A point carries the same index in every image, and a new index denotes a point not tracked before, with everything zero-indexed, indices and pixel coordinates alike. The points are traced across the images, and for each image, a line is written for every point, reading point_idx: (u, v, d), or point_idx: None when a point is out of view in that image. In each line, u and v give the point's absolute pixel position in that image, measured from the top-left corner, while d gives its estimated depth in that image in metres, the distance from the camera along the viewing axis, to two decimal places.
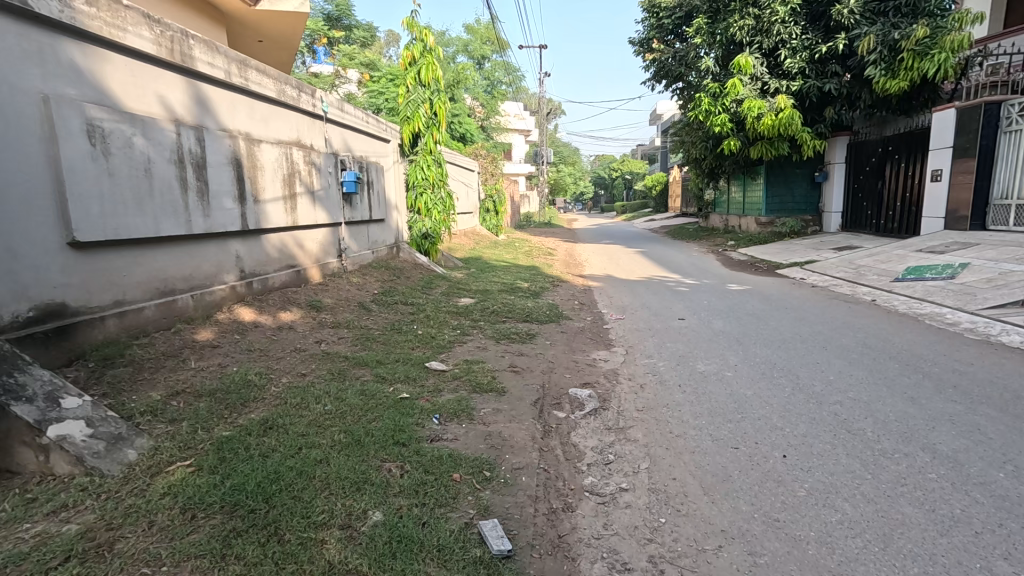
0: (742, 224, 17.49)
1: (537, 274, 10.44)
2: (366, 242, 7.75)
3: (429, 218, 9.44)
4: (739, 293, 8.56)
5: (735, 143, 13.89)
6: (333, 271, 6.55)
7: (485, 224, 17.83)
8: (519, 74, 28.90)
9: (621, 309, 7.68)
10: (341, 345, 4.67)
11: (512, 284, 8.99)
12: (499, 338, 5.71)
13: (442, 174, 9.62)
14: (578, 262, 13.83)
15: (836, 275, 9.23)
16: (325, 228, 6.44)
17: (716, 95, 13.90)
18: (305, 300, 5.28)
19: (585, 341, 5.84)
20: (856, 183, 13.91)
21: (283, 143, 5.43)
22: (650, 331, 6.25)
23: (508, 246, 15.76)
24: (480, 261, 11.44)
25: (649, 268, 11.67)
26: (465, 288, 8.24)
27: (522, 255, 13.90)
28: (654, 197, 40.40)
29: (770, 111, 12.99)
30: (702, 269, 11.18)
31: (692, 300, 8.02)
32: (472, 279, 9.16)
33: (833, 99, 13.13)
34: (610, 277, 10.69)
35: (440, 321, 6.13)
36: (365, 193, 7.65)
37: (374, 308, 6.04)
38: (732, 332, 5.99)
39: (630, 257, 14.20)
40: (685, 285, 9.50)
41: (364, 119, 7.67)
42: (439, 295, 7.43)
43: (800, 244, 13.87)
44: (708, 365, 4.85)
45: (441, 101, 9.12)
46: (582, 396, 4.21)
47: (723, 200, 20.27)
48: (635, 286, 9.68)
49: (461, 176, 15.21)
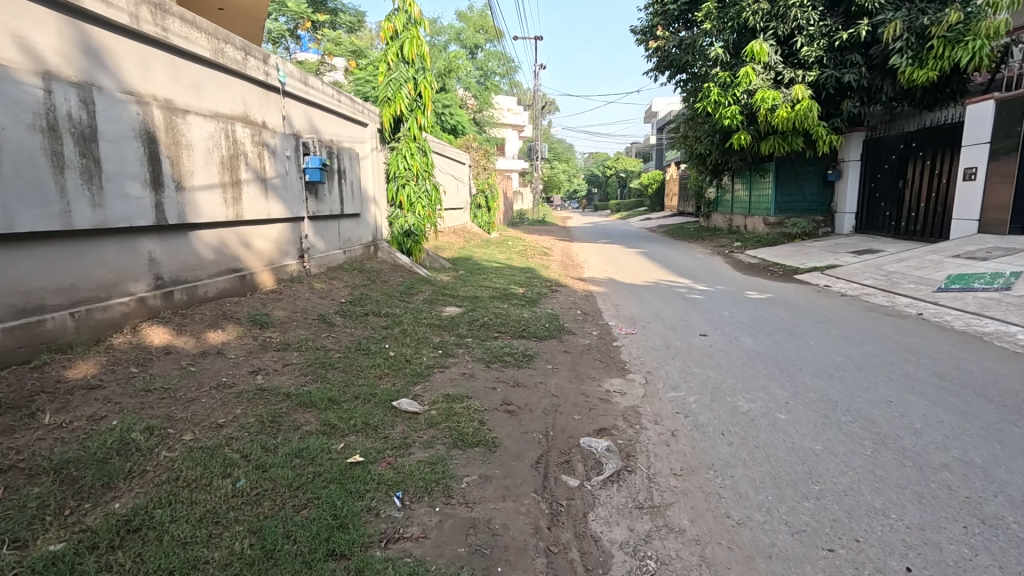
0: (747, 224, 16.58)
1: (532, 277, 9.41)
2: (336, 240, 6.69)
3: (412, 212, 8.41)
4: (760, 302, 7.59)
5: (745, 137, 12.96)
6: (291, 275, 5.48)
7: (477, 221, 16.86)
8: (513, 66, 27.69)
9: (630, 320, 6.68)
10: (285, 376, 3.61)
11: (505, 289, 7.97)
12: (489, 360, 4.68)
13: (428, 165, 8.53)
14: (576, 263, 12.83)
15: (865, 282, 8.32)
16: (282, 224, 5.35)
17: (726, 85, 12.98)
18: (246, 314, 4.21)
19: (594, 365, 4.83)
20: (873, 182, 13.01)
21: (221, 116, 4.34)
22: (668, 351, 5.25)
23: (501, 245, 14.69)
24: (470, 262, 10.38)
25: (654, 271, 10.70)
26: (452, 294, 7.20)
27: (516, 255, 12.86)
28: (651, 195, 39.45)
29: (785, 102, 12.06)
30: (713, 273, 10.20)
31: (710, 311, 7.03)
32: (460, 283, 8.11)
33: (852, 91, 12.21)
34: (613, 282, 9.69)
35: (418, 337, 5.08)
36: (336, 183, 6.57)
37: (339, 321, 4.98)
38: (768, 354, 5.01)
39: (632, 258, 13.20)
40: (698, 291, 8.52)
41: (334, 97, 6.57)
42: (420, 304, 6.39)
43: (813, 247, 12.96)
44: (753, 402, 3.85)
45: (427, 80, 8.03)
46: (599, 449, 3.19)
47: (726, 199, 19.34)
48: (642, 292, 8.68)
49: (450, 169, 14.10)
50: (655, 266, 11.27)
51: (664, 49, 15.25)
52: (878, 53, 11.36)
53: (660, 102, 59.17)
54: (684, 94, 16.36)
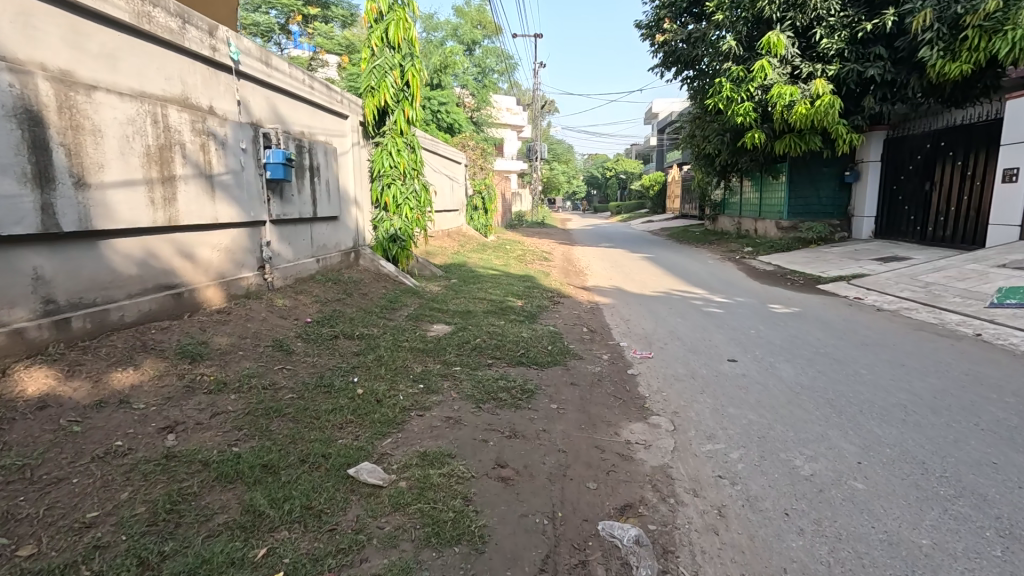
0: (758, 228, 15.77)
1: (532, 286, 8.54)
2: (308, 247, 5.86)
3: (398, 215, 7.58)
4: (789, 317, 6.74)
5: (759, 135, 12.17)
6: (247, 290, 4.63)
7: (473, 224, 16.02)
8: (513, 63, 26.80)
9: (644, 340, 5.82)
10: (210, 433, 2.76)
11: (502, 301, 7.11)
12: (481, 398, 3.83)
13: (417, 162, 7.67)
14: (578, 269, 12.00)
15: (901, 295, 7.49)
16: (235, 229, 4.51)
17: (739, 80, 12.20)
18: (174, 344, 3.36)
19: (607, 403, 3.98)
20: (895, 184, 12.22)
21: (147, 96, 3.50)
22: (694, 383, 4.40)
23: (498, 249, 13.83)
24: (464, 269, 9.53)
25: (664, 279, 9.87)
26: (440, 308, 6.34)
27: (514, 260, 11.99)
28: (653, 197, 38.59)
29: (803, 98, 11.27)
30: (729, 282, 9.37)
31: (734, 329, 6.17)
32: (451, 294, 7.26)
33: (875, 86, 11.41)
34: (620, 292, 8.86)
35: (395, 368, 4.23)
36: (307, 181, 5.72)
37: (298, 348, 4.13)
38: (817, 388, 4.16)
39: (639, 264, 12.39)
40: (715, 304, 7.70)
41: (305, 82, 5.73)
42: (402, 322, 5.53)
43: (831, 253, 12.15)
44: (816, 461, 3.02)
45: (416, 68, 7.16)
46: (626, 542, 2.35)
47: (734, 202, 18.52)
48: (654, 305, 7.83)
49: (444, 168, 13.24)
50: (663, 274, 10.45)
51: (672, 43, 14.46)
52: (904, 45, 10.56)
53: (661, 103, 58.47)
54: (692, 91, 15.59)
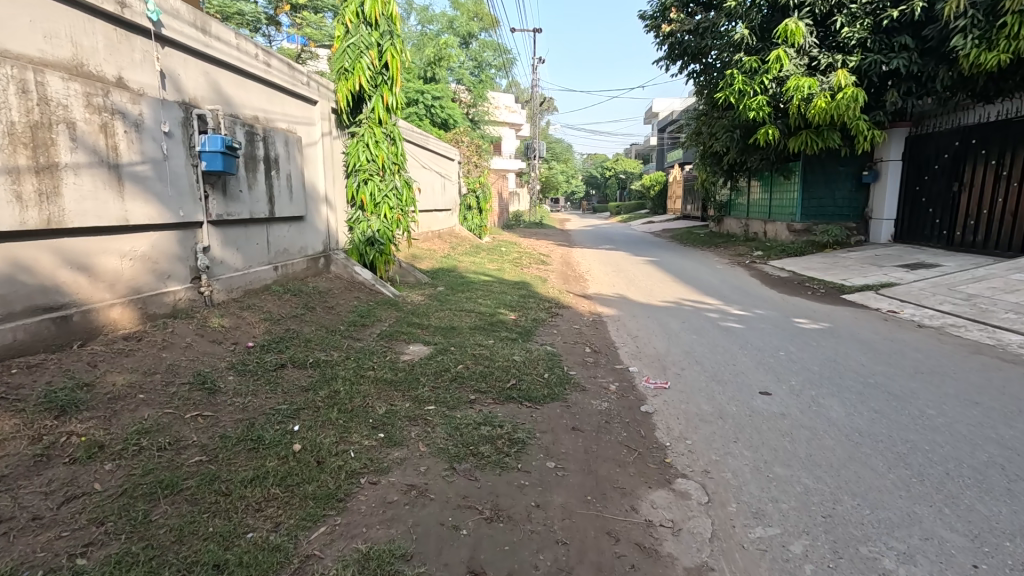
0: (767, 230, 14.94)
1: (528, 295, 7.69)
2: (262, 253, 4.99)
3: (376, 215, 6.72)
4: (820, 334, 5.90)
5: (773, 131, 11.35)
6: (174, 307, 3.77)
7: (467, 224, 15.13)
8: (511, 58, 25.91)
9: (657, 365, 4.98)
10: (46, 534, 1.94)
11: (492, 314, 6.25)
12: (458, 453, 2.99)
13: (398, 156, 6.80)
14: (578, 274, 11.15)
15: (942, 308, 6.67)
16: (158, 232, 3.64)
17: (752, 73, 11.40)
18: (38, 391, 2.51)
19: (619, 458, 3.12)
20: (918, 185, 11.40)
21: (9, 57, 2.65)
22: (724, 428, 3.55)
23: (492, 252, 12.97)
24: (452, 275, 8.66)
25: (672, 287, 9.02)
26: (420, 323, 5.48)
27: (509, 264, 11.12)
28: (653, 198, 37.75)
29: (822, 91, 10.44)
30: (744, 291, 8.53)
31: (760, 349, 5.33)
32: (435, 305, 6.39)
33: (899, 79, 10.59)
34: (624, 302, 8.02)
35: (351, 410, 3.36)
36: (261, 175, 4.84)
37: (228, 384, 3.26)
38: (880, 437, 3.32)
39: (643, 268, 11.55)
40: (733, 317, 6.87)
41: (260, 58, 4.85)
42: (372, 343, 4.67)
43: (850, 258, 11.33)
44: (913, 564, 2.18)
45: (396, 48, 6.30)
46: None
47: (741, 203, 17.70)
48: (663, 318, 6.99)
49: (435, 165, 12.35)
50: (671, 281, 9.59)
51: (679, 34, 13.65)
52: (934, 34, 9.72)
53: (661, 102, 57.71)
54: (699, 85, 14.76)
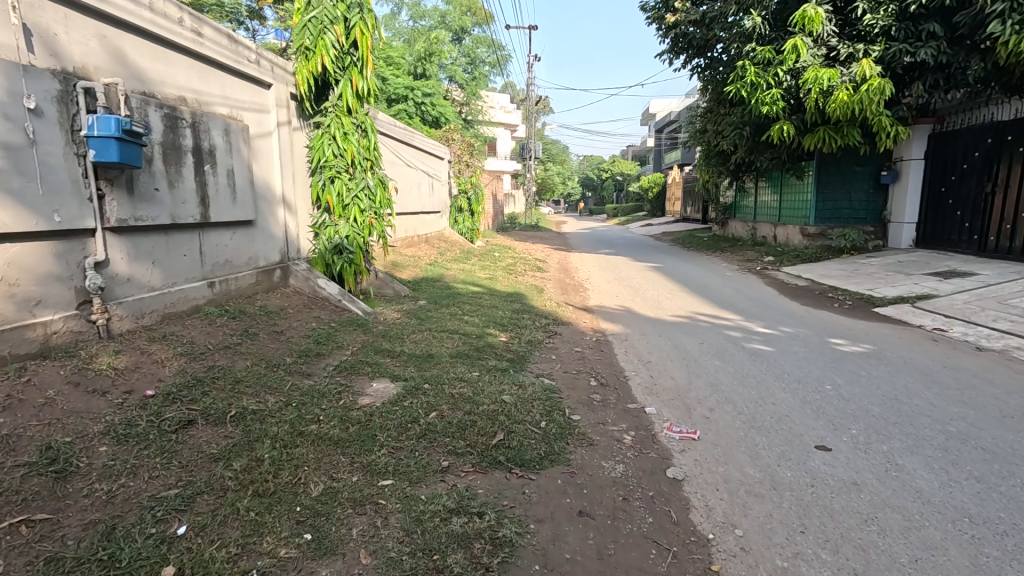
0: (777, 234, 14.09)
1: (522, 309, 6.78)
2: (193, 266, 4.03)
3: (344, 219, 5.77)
4: (865, 359, 5.02)
5: (788, 127, 10.49)
6: (45, 343, 2.83)
7: (457, 227, 14.19)
8: (506, 54, 24.96)
9: (679, 404, 4.07)
10: None
11: (481, 334, 5.32)
12: (416, 568, 2.07)
13: (372, 150, 5.86)
14: (577, 282, 10.25)
15: (998, 327, 5.81)
16: (19, 243, 2.70)
17: (765, 64, 10.56)
18: None
19: (647, 568, 2.22)
20: (944, 186, 10.57)
21: None
22: (783, 507, 2.65)
23: (484, 257, 12.04)
24: (437, 286, 7.73)
25: (682, 298, 8.12)
26: (391, 350, 4.55)
27: (502, 272, 10.19)
28: (651, 200, 36.93)
29: (843, 84, 9.59)
30: (764, 305, 7.66)
31: (799, 381, 4.44)
32: (413, 325, 5.46)
33: (926, 70, 9.74)
34: (631, 317, 7.11)
35: (271, 493, 2.42)
36: (187, 170, 3.89)
37: (93, 460, 2.32)
38: (1003, 528, 2.43)
39: (648, 276, 10.68)
40: (758, 337, 5.98)
41: (186, 24, 3.91)
42: (325, 381, 3.73)
43: (870, 264, 10.48)
44: None
45: (365, 23, 5.38)
46: None
47: (746, 204, 16.84)
48: (677, 337, 6.09)
49: (423, 164, 11.40)
50: (680, 291, 8.69)
51: (684, 25, 12.79)
52: (965, 21, 8.80)
53: (658, 102, 56.92)
54: (705, 79, 13.88)
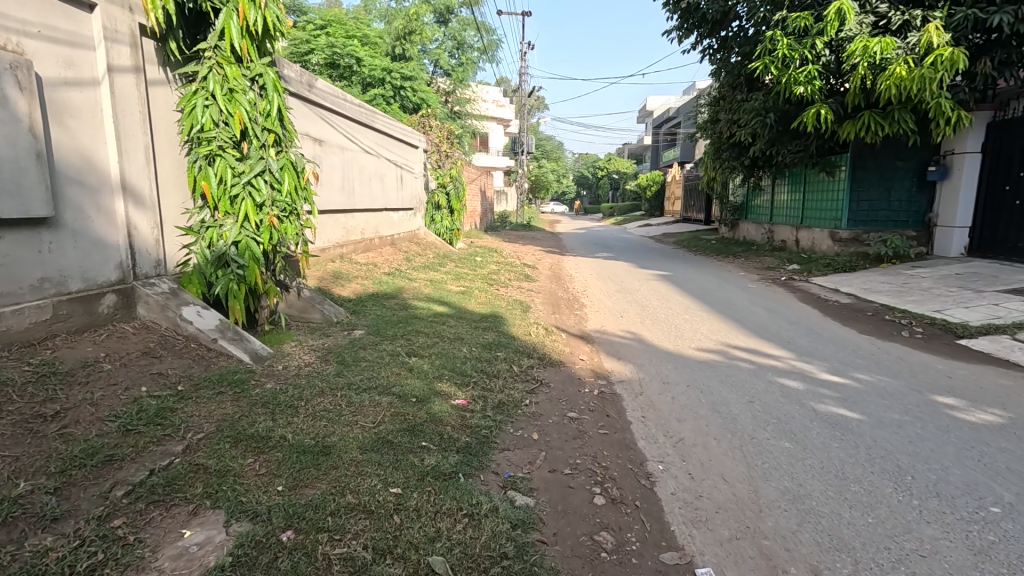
0: (799, 238, 12.36)
1: (495, 343, 4.95)
2: None
3: (233, 219, 3.93)
4: (1014, 441, 3.26)
5: (826, 111, 8.77)
6: None
7: (434, 226, 12.33)
8: (496, 39, 23.08)
9: (753, 553, 2.30)
10: None
11: (425, 396, 3.49)
12: None
13: (276, 118, 4.05)
14: (571, 296, 8.46)
15: None
16: None
17: (799, 35, 8.88)
18: None
19: None
20: (1008, 184, 8.99)
21: None
22: None
23: (463, 263, 10.22)
24: (387, 305, 5.89)
25: (706, 324, 6.34)
26: (261, 439, 2.73)
27: (480, 282, 8.37)
28: (649, 199, 35.13)
29: (898, 57, 7.85)
30: (813, 333, 5.90)
31: (941, 497, 2.68)
32: (324, 378, 3.65)
33: (997, 42, 8.01)
34: (643, 353, 5.32)
35: None
36: None
37: None
38: None
39: (656, 288, 8.92)
40: (828, 390, 4.21)
41: None
42: (76, 536, 1.93)
43: (921, 277, 8.77)
44: None
45: None
46: None
47: (761, 205, 15.10)
48: (713, 388, 4.30)
49: (389, 151, 9.48)
50: (701, 313, 6.91)
51: None
52: None
53: (655, 99, 55.19)
54: (721, 60, 12.11)
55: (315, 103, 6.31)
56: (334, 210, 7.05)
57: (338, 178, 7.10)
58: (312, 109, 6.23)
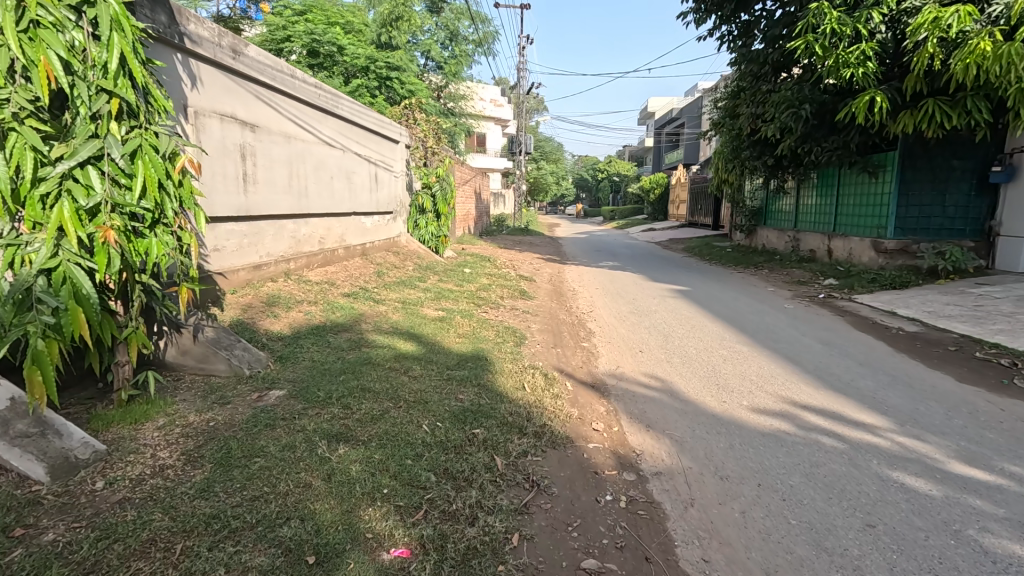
0: (831, 247, 10.90)
1: (472, 408, 3.47)
2: None
3: (39, 235, 2.40)
4: None
5: (881, 97, 7.34)
6: None
7: (418, 232, 10.79)
8: (493, 30, 21.71)
9: None
10: None
11: (335, 547, 2.02)
12: None
13: (119, 74, 2.56)
14: (576, 320, 6.97)
15: None
16: None
17: (846, 10, 7.52)
18: None
19: None
20: None
21: None
22: None
23: (448, 276, 8.72)
24: (332, 345, 4.39)
25: (752, 367, 4.87)
26: None
27: (465, 303, 6.89)
28: (653, 202, 33.70)
29: (979, 30, 6.38)
30: (901, 383, 4.45)
31: None
32: (167, 504, 2.16)
33: None
34: (679, 418, 3.84)
35: None
36: None
37: None
38: None
39: (677, 310, 7.45)
40: (979, 499, 2.74)
41: None
42: None
43: (996, 297, 7.32)
44: None
45: None
46: None
47: (783, 209, 13.64)
48: (799, 490, 2.84)
49: (360, 144, 7.99)
50: (741, 350, 5.43)
51: None
52: None
53: (658, 100, 53.90)
54: (746, 45, 10.72)
55: (243, 76, 4.84)
56: (279, 214, 5.56)
57: (284, 174, 5.62)
58: (238, 83, 4.77)
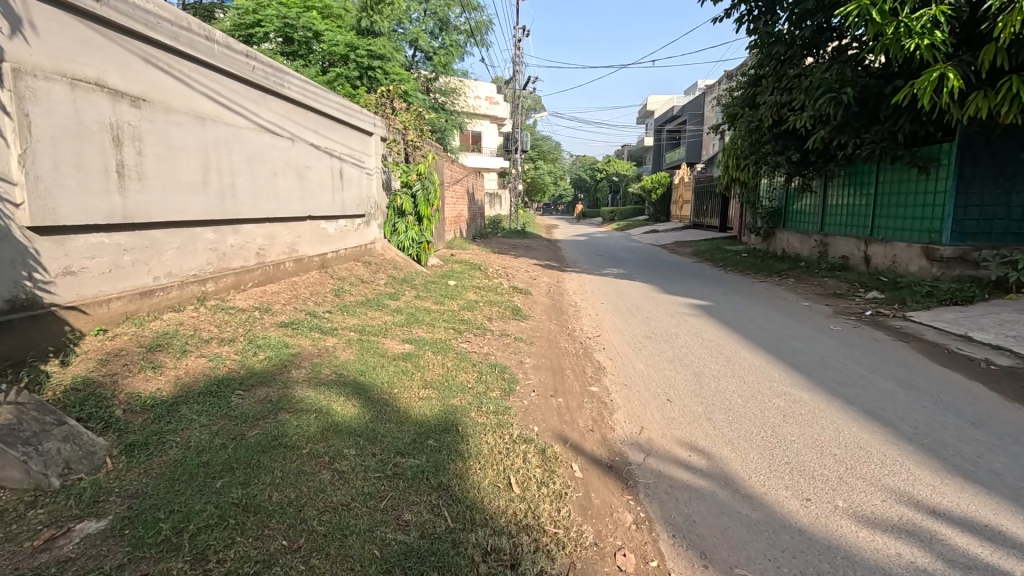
0: (869, 253, 9.56)
1: (421, 548, 2.10)
2: None
3: None
4: None
5: (951, 74, 6.00)
6: None
7: (397, 238, 9.38)
8: (487, 20, 20.34)
9: None
10: None
11: None
12: None
13: None
14: (581, 350, 5.59)
15: None
16: None
17: None
18: None
19: None
20: None
21: None
22: None
23: (428, 291, 7.34)
24: (233, 412, 3.01)
25: (832, 435, 3.49)
26: None
27: (442, 330, 5.52)
28: (654, 203, 32.34)
29: None
30: None
31: None
32: None
33: None
34: (752, 538, 2.49)
35: None
36: None
37: None
38: None
39: (703, 336, 6.08)
40: None
41: None
42: None
43: None
44: None
45: None
46: None
47: (807, 210, 12.29)
48: None
49: (317, 134, 6.61)
50: (806, 403, 4.05)
51: None
52: None
53: (658, 100, 52.56)
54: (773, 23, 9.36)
55: (117, 28, 3.46)
56: (188, 220, 4.17)
57: (194, 166, 4.23)
58: (107, 36, 3.38)
